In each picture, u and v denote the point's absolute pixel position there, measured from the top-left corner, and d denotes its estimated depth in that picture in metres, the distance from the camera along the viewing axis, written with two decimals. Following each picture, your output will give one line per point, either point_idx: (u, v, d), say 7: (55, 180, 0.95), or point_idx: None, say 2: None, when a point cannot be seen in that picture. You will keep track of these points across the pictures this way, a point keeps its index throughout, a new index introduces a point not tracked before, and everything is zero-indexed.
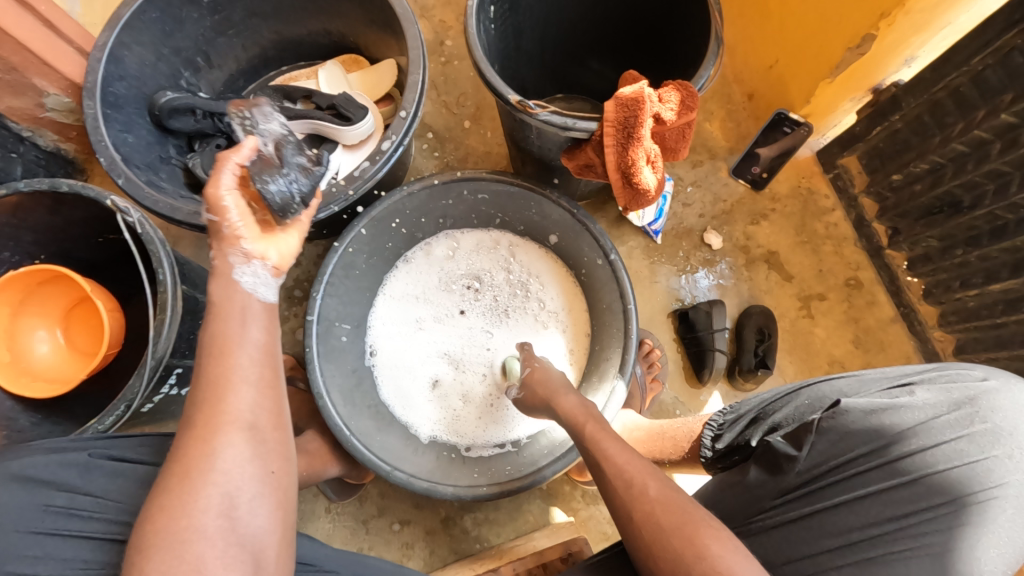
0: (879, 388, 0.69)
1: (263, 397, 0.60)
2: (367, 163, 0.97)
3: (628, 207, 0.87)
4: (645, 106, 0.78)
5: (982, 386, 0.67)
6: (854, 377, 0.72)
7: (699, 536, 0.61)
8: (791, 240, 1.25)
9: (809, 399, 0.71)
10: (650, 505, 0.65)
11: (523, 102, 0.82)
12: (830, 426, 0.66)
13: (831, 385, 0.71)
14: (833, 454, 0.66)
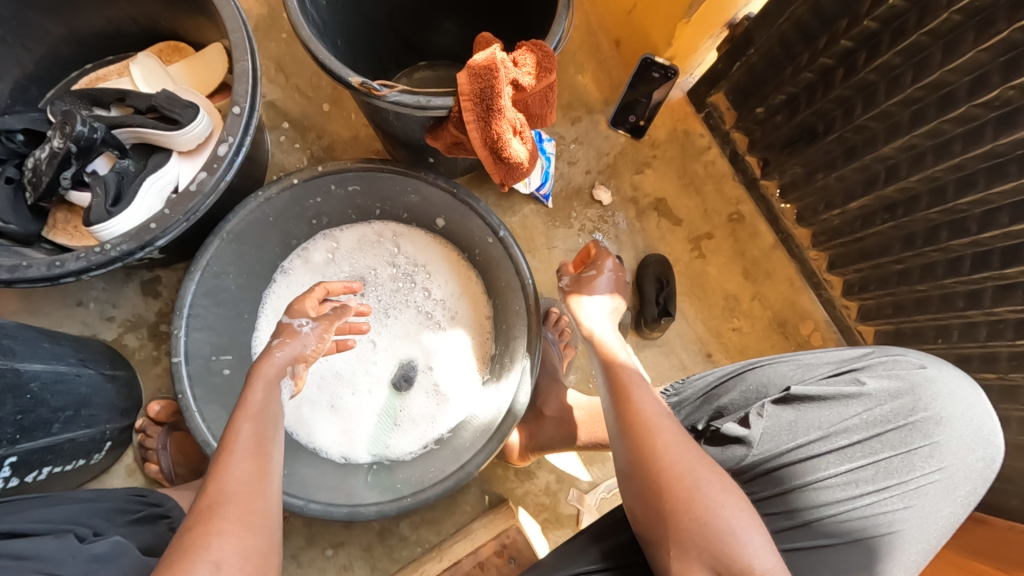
0: (822, 370, 0.72)
1: (251, 467, 0.58)
2: (204, 174, 0.84)
3: (505, 182, 0.81)
4: (500, 74, 0.71)
5: (921, 374, 0.70)
6: (795, 359, 0.75)
7: (707, 499, 0.60)
8: (675, 184, 1.27)
9: (758, 382, 0.72)
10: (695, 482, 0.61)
11: (366, 84, 0.72)
12: (782, 411, 0.68)
13: (781, 370, 0.73)
14: (788, 439, 0.67)
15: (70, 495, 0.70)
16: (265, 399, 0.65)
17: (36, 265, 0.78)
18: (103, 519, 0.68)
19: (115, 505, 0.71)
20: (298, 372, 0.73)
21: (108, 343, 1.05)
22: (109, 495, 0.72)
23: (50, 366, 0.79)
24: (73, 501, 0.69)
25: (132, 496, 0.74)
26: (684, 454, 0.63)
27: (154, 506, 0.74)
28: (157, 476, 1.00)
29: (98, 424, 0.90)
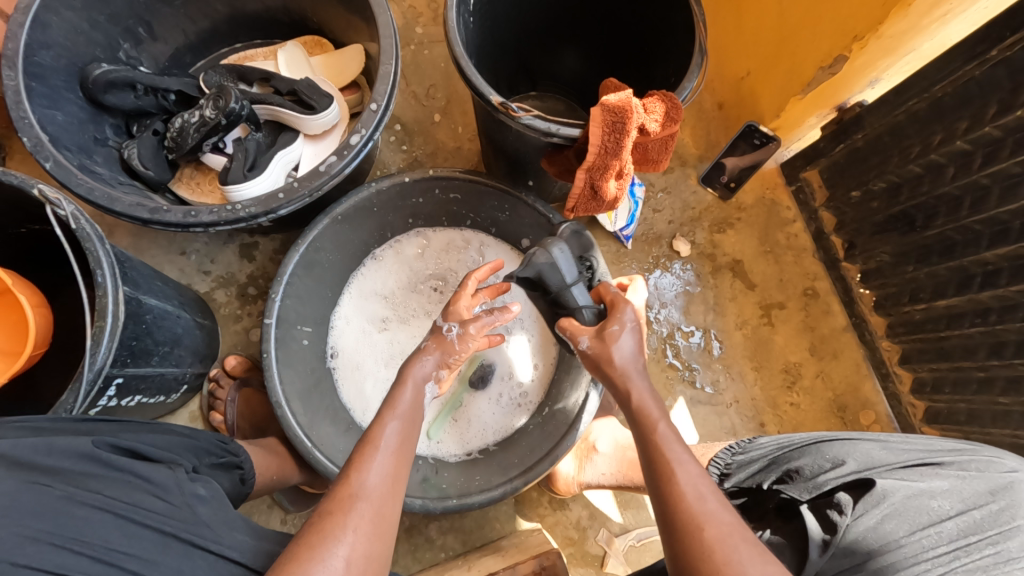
0: (907, 457, 0.68)
1: (389, 468, 0.63)
2: (333, 158, 0.90)
3: (608, 216, 0.86)
4: (631, 117, 0.76)
5: (1011, 476, 0.64)
6: (880, 442, 0.71)
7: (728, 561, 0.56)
8: (755, 249, 1.28)
9: (827, 462, 0.70)
10: (699, 497, 0.61)
11: (505, 104, 0.78)
12: (862, 504, 0.63)
13: (851, 455, 0.70)
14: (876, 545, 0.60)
15: (172, 428, 0.71)
16: (415, 401, 0.73)
17: (173, 211, 0.86)
18: (197, 457, 0.70)
19: (208, 446, 0.73)
20: (442, 375, 0.81)
21: (200, 294, 1.12)
22: (204, 435, 0.75)
23: (162, 304, 0.86)
24: (175, 433, 0.70)
25: (219, 441, 0.77)
26: (683, 470, 0.64)
27: (235, 456, 0.77)
28: (220, 426, 1.05)
29: (182, 366, 0.96)
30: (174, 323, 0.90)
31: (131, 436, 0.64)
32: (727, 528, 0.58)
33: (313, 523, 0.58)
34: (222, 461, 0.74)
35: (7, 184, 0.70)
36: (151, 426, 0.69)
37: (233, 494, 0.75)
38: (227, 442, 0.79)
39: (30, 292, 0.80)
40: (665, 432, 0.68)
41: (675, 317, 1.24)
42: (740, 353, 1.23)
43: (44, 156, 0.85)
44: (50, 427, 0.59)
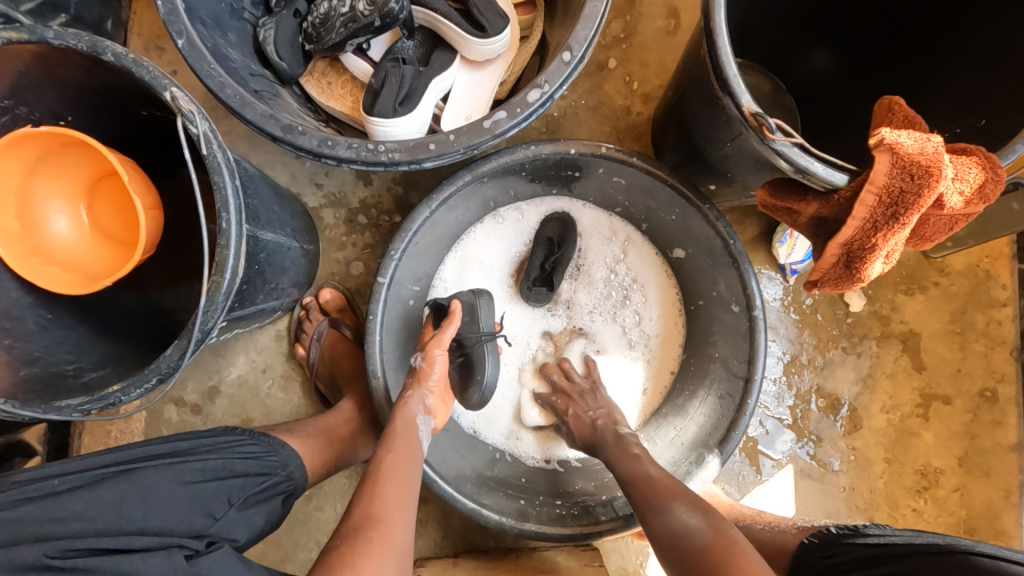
0: None
1: (392, 494, 0.66)
2: (503, 113, 0.72)
3: (821, 284, 0.66)
4: (935, 186, 0.54)
5: None
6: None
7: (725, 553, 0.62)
8: (941, 325, 1.05)
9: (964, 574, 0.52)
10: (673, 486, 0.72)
11: (760, 117, 0.58)
12: None
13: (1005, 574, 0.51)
14: None
15: (202, 461, 0.60)
16: (406, 433, 0.73)
17: (309, 135, 0.72)
18: (224, 501, 0.59)
19: (242, 477, 0.63)
20: (432, 406, 0.79)
21: (308, 209, 1.01)
22: (237, 461, 0.63)
23: (276, 238, 0.76)
24: (202, 468, 0.59)
25: (257, 462, 0.66)
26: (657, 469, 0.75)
27: (276, 478, 0.67)
28: (301, 360, 1.01)
29: (281, 297, 0.88)
30: (283, 256, 0.81)
31: (137, 500, 0.52)
32: (697, 506, 0.68)
33: (337, 543, 0.61)
34: (257, 493, 0.64)
35: (138, 76, 0.57)
36: (175, 462, 0.58)
37: (270, 526, 0.66)
38: (268, 455, 0.68)
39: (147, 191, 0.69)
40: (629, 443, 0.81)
41: (814, 376, 1.06)
42: (875, 438, 1.05)
43: (178, 29, 0.71)
44: (34, 511, 0.49)
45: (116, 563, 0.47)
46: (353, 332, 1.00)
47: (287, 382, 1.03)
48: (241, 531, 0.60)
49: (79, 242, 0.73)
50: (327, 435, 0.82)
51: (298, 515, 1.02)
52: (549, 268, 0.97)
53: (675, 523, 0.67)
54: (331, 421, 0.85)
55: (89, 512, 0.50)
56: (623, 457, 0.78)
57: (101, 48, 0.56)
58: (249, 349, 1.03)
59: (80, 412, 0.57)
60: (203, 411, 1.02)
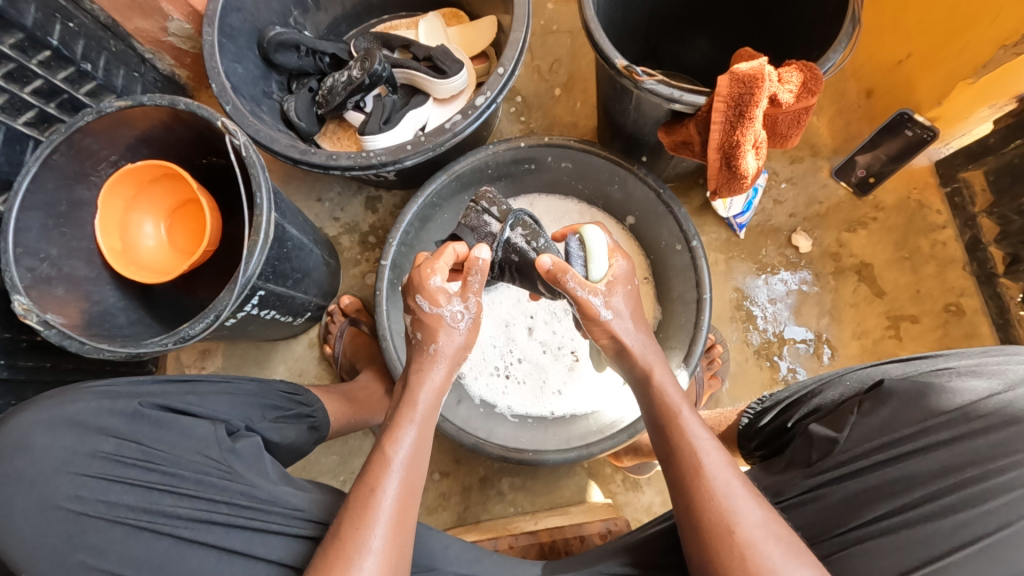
0: (918, 367, 0.65)
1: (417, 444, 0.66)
2: (459, 117, 0.96)
3: (719, 190, 0.83)
4: (763, 85, 0.72)
5: None
6: (905, 361, 0.68)
7: (735, 533, 0.57)
8: (889, 253, 1.16)
9: (854, 380, 0.68)
10: (754, 542, 0.56)
11: (630, 68, 0.79)
12: (873, 409, 0.61)
13: (875, 370, 0.68)
14: (878, 436, 0.60)
15: (244, 383, 0.77)
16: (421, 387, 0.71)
17: (319, 154, 0.97)
18: (258, 412, 0.75)
19: (274, 400, 0.79)
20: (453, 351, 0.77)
21: (329, 237, 1.25)
22: (269, 390, 0.79)
23: (300, 236, 0.98)
24: (241, 389, 0.76)
25: (287, 395, 0.81)
26: (749, 522, 0.57)
27: (300, 408, 0.82)
28: (330, 358, 1.19)
29: (308, 294, 1.09)
30: (308, 255, 1.03)
31: (196, 392, 0.71)
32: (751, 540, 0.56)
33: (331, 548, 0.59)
34: (285, 415, 0.79)
35: (200, 117, 0.84)
36: (224, 381, 0.76)
37: (300, 445, 0.81)
38: (294, 393, 0.83)
39: (208, 199, 0.96)
40: (713, 461, 0.62)
41: (782, 316, 1.16)
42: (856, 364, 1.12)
43: (227, 101, 1.02)
44: (122, 387, 0.69)
45: (176, 421, 0.66)
46: (370, 328, 1.18)
47: (319, 381, 1.21)
48: (274, 436, 0.76)
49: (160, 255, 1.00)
50: (346, 394, 0.98)
51: None
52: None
53: (720, 527, 0.58)
54: (351, 388, 1.00)
55: (161, 393, 0.69)
56: (661, 417, 0.69)
57: (176, 101, 0.83)
58: (287, 358, 1.22)
59: (162, 346, 0.77)
60: None
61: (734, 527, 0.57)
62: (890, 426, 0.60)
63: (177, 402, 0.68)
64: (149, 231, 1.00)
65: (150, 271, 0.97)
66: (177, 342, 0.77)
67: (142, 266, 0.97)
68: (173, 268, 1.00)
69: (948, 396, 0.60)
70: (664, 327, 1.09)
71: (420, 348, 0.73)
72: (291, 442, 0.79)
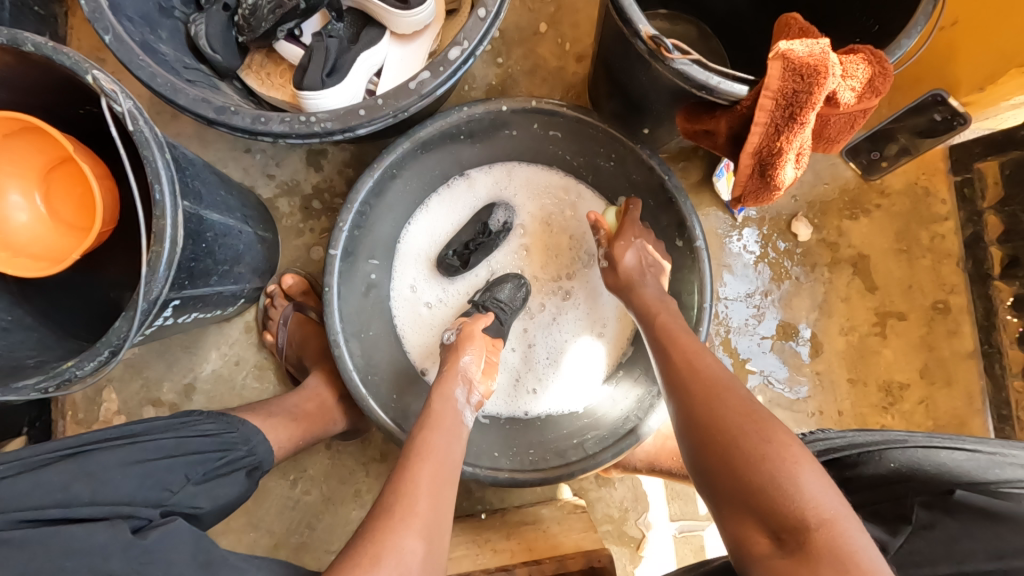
0: (1006, 475, 0.55)
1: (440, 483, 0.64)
2: (427, 74, 0.75)
3: (744, 199, 0.69)
4: (823, 81, 0.57)
5: None
6: (977, 454, 0.59)
7: (716, 391, 0.66)
8: (888, 245, 1.09)
9: (913, 463, 0.60)
10: (727, 384, 0.66)
11: (657, 40, 0.61)
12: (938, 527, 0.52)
13: (945, 458, 0.59)
14: (934, 558, 0.52)
15: (156, 441, 0.63)
16: (438, 443, 0.69)
17: (242, 115, 0.74)
18: (179, 476, 0.62)
19: (200, 453, 0.65)
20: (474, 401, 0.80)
21: (263, 200, 1.03)
22: (191, 438, 0.66)
23: (223, 220, 0.78)
24: (158, 449, 0.62)
25: (212, 439, 0.68)
26: (719, 369, 0.69)
27: (235, 452, 0.69)
28: (271, 347, 1.03)
29: (241, 282, 0.90)
30: (236, 239, 0.83)
31: (84, 476, 0.55)
32: (739, 397, 0.64)
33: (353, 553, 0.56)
34: (216, 467, 0.67)
35: (59, 64, 0.59)
36: (125, 444, 0.61)
37: (237, 498, 0.68)
38: (225, 433, 0.70)
39: (92, 162, 0.72)
40: (694, 346, 0.74)
41: (771, 309, 1.09)
42: (837, 361, 1.09)
43: (103, 26, 0.74)
44: None
45: (58, 530, 0.50)
46: (319, 314, 1.02)
47: (261, 371, 1.05)
48: (203, 501, 0.64)
49: (41, 233, 0.77)
50: (292, 411, 0.84)
51: (286, 500, 1.04)
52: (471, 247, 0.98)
53: (705, 373, 0.68)
54: (298, 399, 0.87)
55: (33, 490, 0.52)
56: (675, 347, 0.75)
57: (17, 39, 0.57)
58: (220, 343, 1.05)
59: (40, 390, 0.59)
60: (181, 409, 1.04)
61: (701, 371, 0.69)
62: (957, 552, 0.51)
63: (52, 508, 0.52)
64: (18, 203, 0.76)
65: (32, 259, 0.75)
66: (62, 386, 0.59)
67: (18, 253, 0.75)
68: (65, 252, 0.78)
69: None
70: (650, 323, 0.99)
71: (441, 379, 0.81)
72: (225, 502, 0.66)
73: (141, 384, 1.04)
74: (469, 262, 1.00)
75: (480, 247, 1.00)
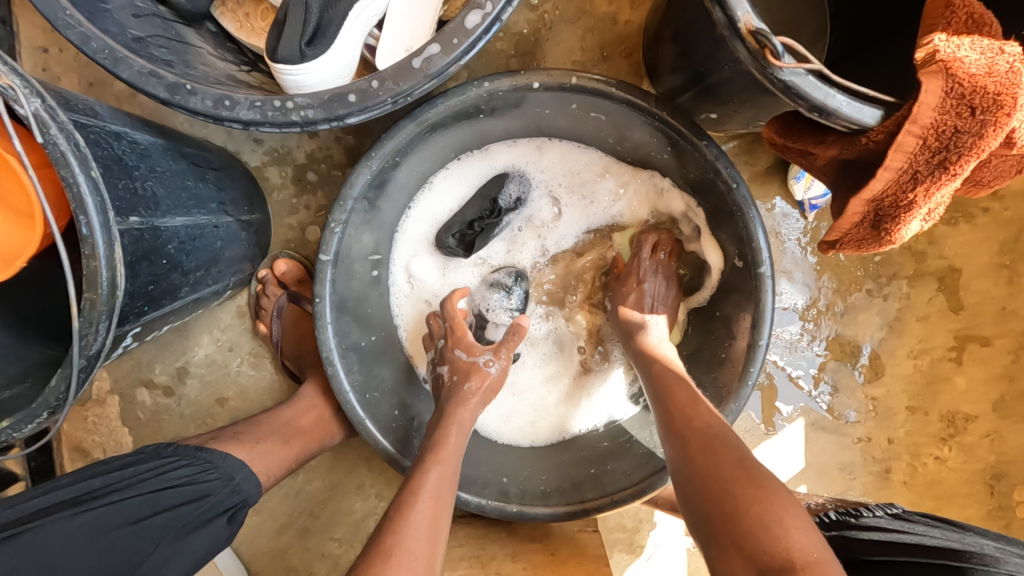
0: None
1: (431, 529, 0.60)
2: (436, 47, 0.57)
3: (841, 245, 0.53)
4: (1004, 119, 0.39)
5: None
6: None
7: (717, 446, 0.58)
8: (988, 258, 0.90)
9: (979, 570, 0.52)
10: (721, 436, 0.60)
11: (761, 36, 0.42)
12: None
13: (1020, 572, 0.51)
14: None
15: (118, 505, 0.55)
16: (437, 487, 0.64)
17: (201, 95, 0.58)
18: (150, 540, 0.55)
19: (170, 511, 0.57)
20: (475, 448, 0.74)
21: (250, 170, 0.89)
22: (162, 492, 0.58)
23: (192, 220, 0.65)
24: (120, 515, 0.55)
25: (188, 487, 0.60)
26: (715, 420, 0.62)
27: (217, 496, 0.62)
28: (266, 338, 0.94)
29: (223, 278, 0.79)
30: (210, 238, 0.70)
31: (27, 570, 0.48)
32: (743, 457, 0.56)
33: None
34: (195, 518, 0.59)
35: None
36: (77, 514, 0.53)
37: (222, 544, 0.62)
38: (202, 472, 0.62)
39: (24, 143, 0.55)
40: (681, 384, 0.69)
41: (831, 324, 0.94)
42: (898, 386, 0.95)
43: None
44: None
45: None
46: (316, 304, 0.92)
47: (257, 359, 0.97)
48: (178, 565, 0.57)
49: None
50: (284, 432, 0.76)
51: (287, 488, 1.01)
52: (476, 229, 0.83)
53: (701, 431, 0.61)
54: (291, 414, 0.79)
55: None
56: (672, 400, 0.67)
57: None
58: (212, 327, 0.96)
59: None
60: (176, 393, 0.98)
61: (702, 420, 0.62)
62: None
63: None
64: None
65: None
66: None
67: None
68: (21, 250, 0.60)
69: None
70: (689, 342, 0.85)
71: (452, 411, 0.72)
72: (206, 555, 0.60)
73: (132, 365, 0.98)
74: (473, 248, 0.85)
75: (483, 229, 0.84)
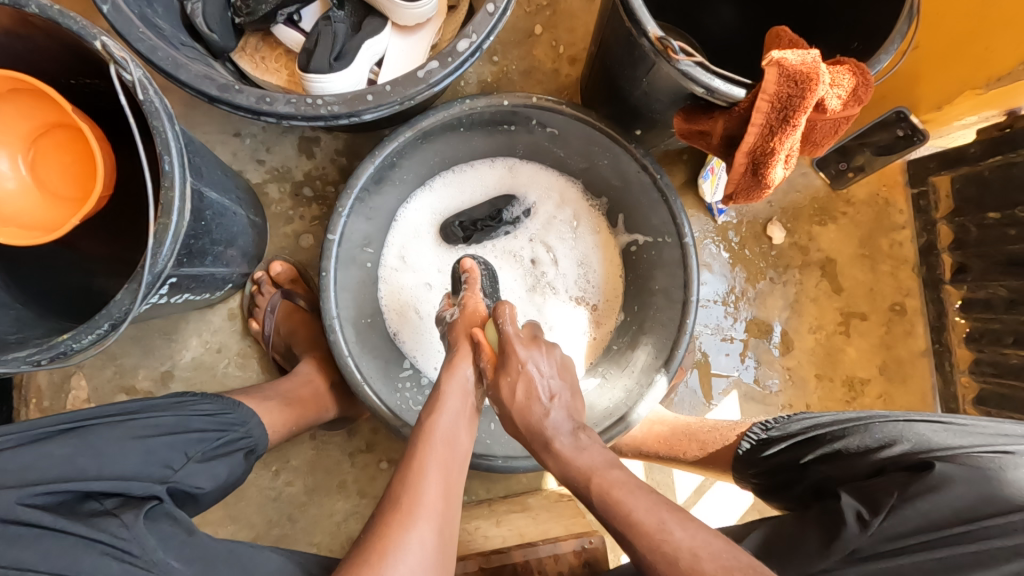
0: (967, 441, 0.61)
1: (443, 494, 0.62)
2: (435, 63, 0.76)
3: (736, 196, 0.74)
4: (816, 89, 0.62)
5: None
6: (944, 425, 0.64)
7: (700, 569, 0.54)
8: (852, 250, 1.17)
9: (883, 433, 0.64)
10: (678, 547, 0.57)
11: (665, 41, 0.65)
12: (918, 492, 0.57)
13: (910, 427, 0.64)
14: (917, 523, 0.56)
15: (154, 419, 0.66)
16: (449, 462, 0.65)
17: (246, 94, 0.73)
18: (181, 454, 0.65)
19: (198, 432, 0.68)
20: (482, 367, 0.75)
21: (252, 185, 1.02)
22: (191, 418, 0.69)
23: (222, 199, 0.77)
24: (155, 427, 0.65)
25: (211, 418, 0.71)
26: (678, 530, 0.58)
27: (233, 433, 0.72)
28: (256, 335, 1.01)
29: (231, 265, 0.88)
30: (231, 221, 0.82)
31: (88, 452, 0.57)
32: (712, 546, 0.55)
33: (358, 555, 0.57)
34: (215, 447, 0.69)
35: (65, 27, 0.58)
36: (125, 421, 0.63)
37: (235, 478, 0.72)
38: (223, 413, 0.73)
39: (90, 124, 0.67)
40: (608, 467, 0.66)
41: (746, 307, 1.15)
42: (806, 358, 1.15)
43: None
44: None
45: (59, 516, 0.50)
46: (308, 301, 1.01)
47: (244, 359, 1.03)
48: (204, 480, 0.66)
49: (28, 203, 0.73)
50: (286, 396, 0.86)
51: (268, 491, 1.02)
52: (478, 225, 1.02)
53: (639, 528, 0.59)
54: (292, 385, 0.89)
55: (43, 460, 0.54)
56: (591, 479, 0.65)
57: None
58: (202, 330, 1.02)
59: (32, 363, 0.58)
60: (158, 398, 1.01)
61: (640, 519, 0.59)
62: (941, 514, 0.56)
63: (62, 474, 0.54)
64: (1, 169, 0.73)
65: (20, 228, 0.72)
66: (58, 357, 0.58)
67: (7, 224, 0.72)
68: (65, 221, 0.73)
69: (985, 494, 0.56)
70: (634, 317, 1.02)
71: (451, 358, 0.76)
72: (223, 480, 0.69)
73: (114, 371, 1.00)
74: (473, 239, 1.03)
75: (486, 229, 1.03)
